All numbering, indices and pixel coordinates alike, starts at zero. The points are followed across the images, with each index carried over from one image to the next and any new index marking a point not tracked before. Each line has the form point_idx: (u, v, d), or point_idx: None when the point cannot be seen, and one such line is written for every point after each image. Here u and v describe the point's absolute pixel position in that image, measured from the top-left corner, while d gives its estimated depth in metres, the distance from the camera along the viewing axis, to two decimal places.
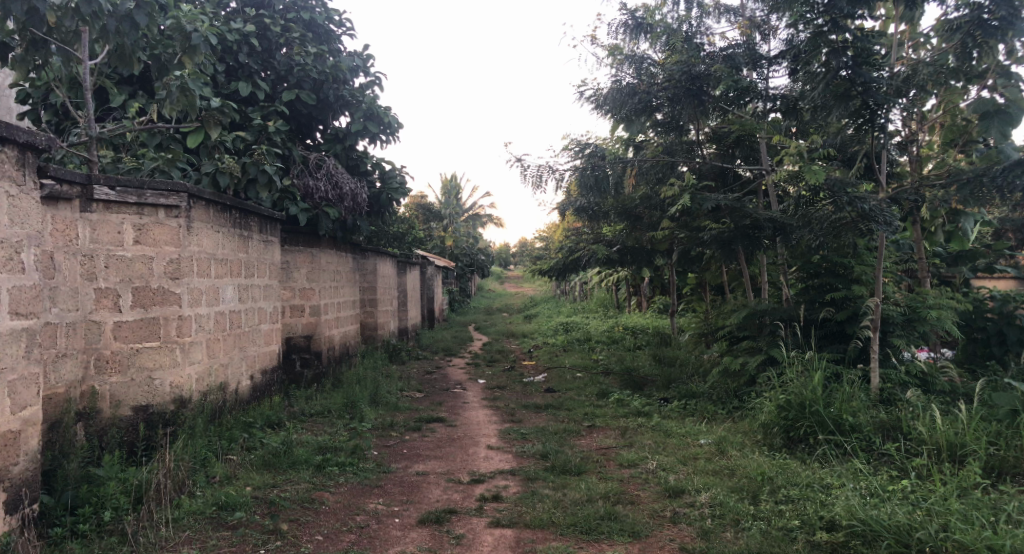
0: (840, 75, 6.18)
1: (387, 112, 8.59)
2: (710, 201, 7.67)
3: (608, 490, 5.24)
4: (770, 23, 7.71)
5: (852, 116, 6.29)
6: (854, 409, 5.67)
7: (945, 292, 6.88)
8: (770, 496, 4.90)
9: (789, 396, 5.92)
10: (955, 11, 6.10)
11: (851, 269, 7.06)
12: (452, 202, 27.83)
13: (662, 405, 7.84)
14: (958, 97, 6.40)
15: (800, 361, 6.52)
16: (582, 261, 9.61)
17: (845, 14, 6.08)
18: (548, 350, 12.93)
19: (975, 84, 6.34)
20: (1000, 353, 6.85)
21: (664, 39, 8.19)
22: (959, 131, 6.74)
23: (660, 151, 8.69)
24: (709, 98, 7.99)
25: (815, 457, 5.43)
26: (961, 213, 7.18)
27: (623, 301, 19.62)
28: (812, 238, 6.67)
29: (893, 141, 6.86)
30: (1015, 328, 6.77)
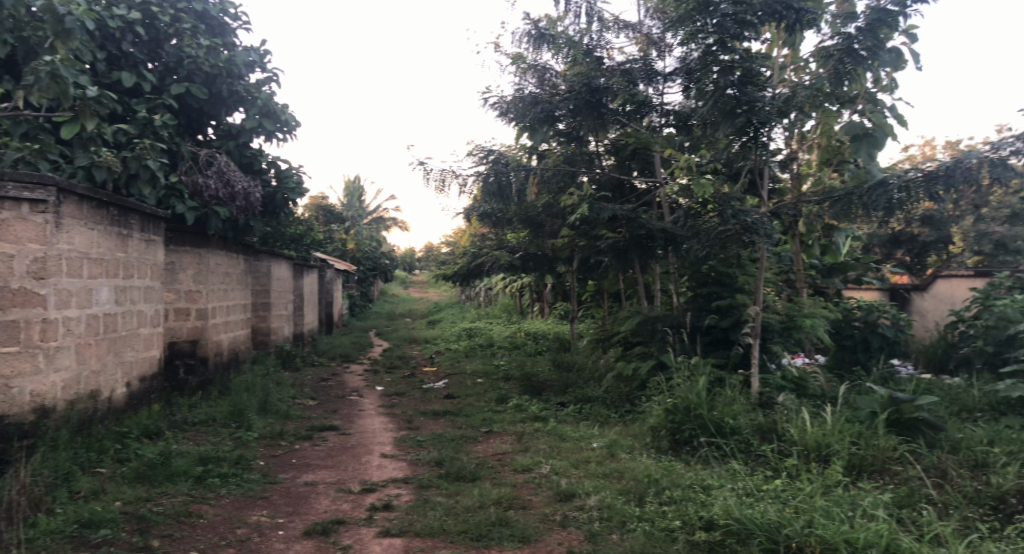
0: (727, 93, 6.44)
1: (284, 109, 8.42)
2: (606, 211, 7.83)
3: (501, 496, 5.26)
4: (666, 39, 7.92)
5: (738, 133, 6.52)
6: (735, 413, 5.92)
7: (819, 302, 7.32)
8: (655, 498, 5.04)
9: (676, 399, 6.12)
10: (830, 40, 6.51)
11: (735, 279, 7.38)
12: (354, 206, 27.44)
13: (558, 410, 7.95)
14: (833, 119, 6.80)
15: (687, 366, 6.75)
16: (485, 266, 9.79)
17: (733, 35, 6.44)
18: (449, 355, 12.90)
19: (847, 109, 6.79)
20: (865, 359, 7.36)
21: (565, 50, 8.35)
22: (834, 151, 7.09)
23: (561, 160, 8.80)
24: (608, 111, 8.07)
25: (698, 460, 5.63)
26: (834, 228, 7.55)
27: (525, 307, 19.85)
28: (700, 248, 6.94)
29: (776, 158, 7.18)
30: (877, 335, 7.37)
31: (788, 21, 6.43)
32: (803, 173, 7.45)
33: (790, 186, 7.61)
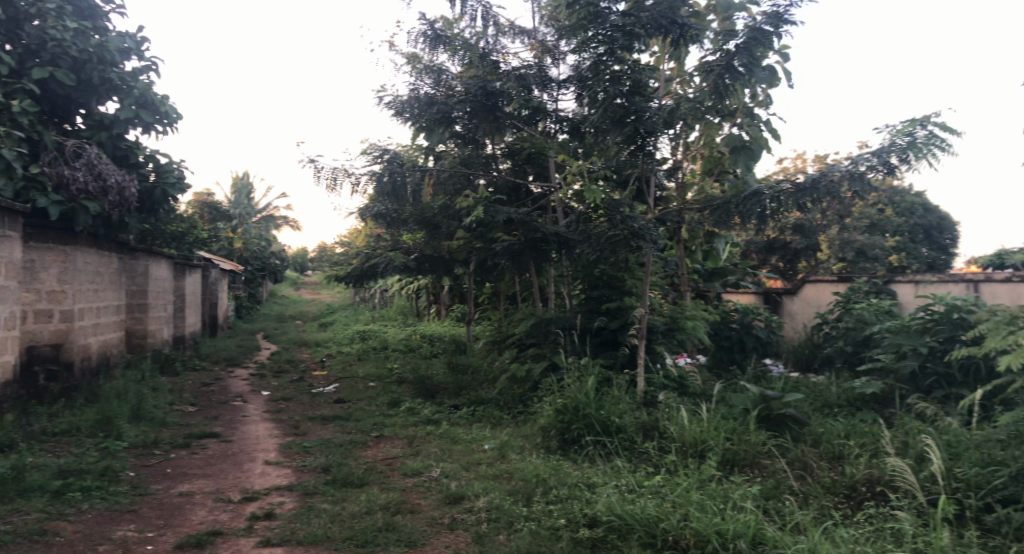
0: (617, 103, 6.60)
1: (164, 100, 7.99)
2: (501, 214, 7.83)
3: (388, 501, 5.18)
4: (559, 47, 8.06)
5: (626, 140, 6.71)
6: (621, 412, 6.06)
7: (701, 305, 7.63)
8: (542, 497, 5.09)
9: (566, 400, 6.21)
10: (712, 55, 6.78)
11: (624, 282, 7.57)
12: (242, 203, 26.46)
13: (451, 412, 7.90)
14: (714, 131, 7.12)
15: (577, 367, 6.86)
16: (379, 268, 9.63)
17: (622, 46, 6.56)
18: (342, 358, 12.63)
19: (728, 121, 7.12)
20: (741, 358, 7.77)
21: (461, 53, 8.38)
22: (715, 162, 7.33)
23: (457, 162, 8.81)
24: (504, 115, 8.06)
25: (585, 459, 5.73)
26: (715, 235, 7.86)
27: (422, 308, 19.71)
28: (591, 251, 7.05)
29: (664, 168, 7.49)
30: (752, 336, 7.80)
31: (673, 36, 6.63)
32: (687, 182, 7.81)
33: (675, 194, 7.92)
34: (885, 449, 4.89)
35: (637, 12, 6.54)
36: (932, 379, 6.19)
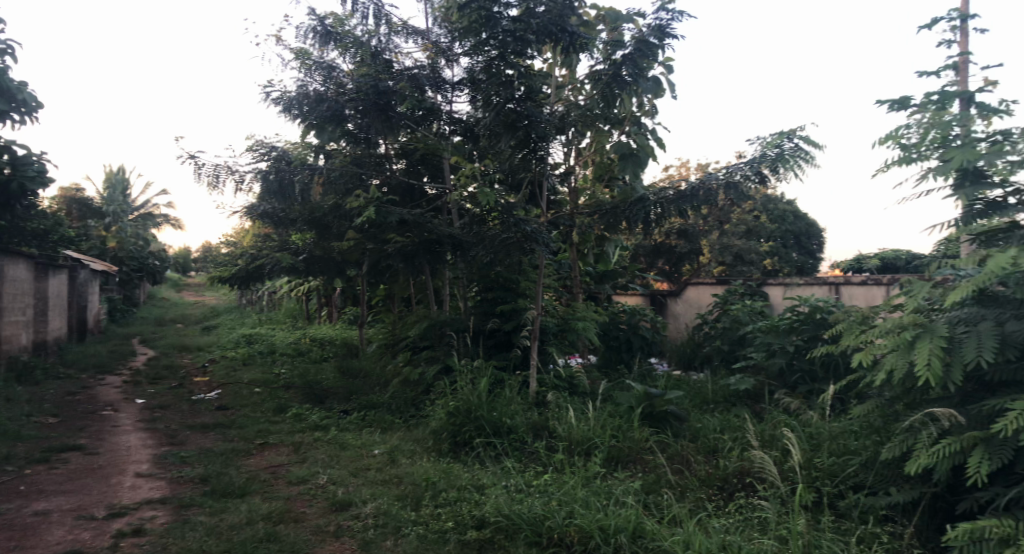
0: (509, 107, 6.60)
1: (22, 87, 7.41)
2: (394, 215, 7.55)
3: (270, 510, 4.98)
4: (453, 49, 7.94)
5: (519, 144, 6.75)
6: (512, 412, 6.08)
7: (592, 307, 7.79)
8: (431, 501, 5.03)
9: (458, 402, 6.18)
10: (601, 65, 6.94)
11: (518, 284, 7.62)
12: (116, 200, 24.96)
13: (340, 417, 7.70)
14: (605, 138, 7.33)
15: (469, 369, 6.84)
16: (265, 268, 9.31)
17: (514, 51, 6.59)
18: (226, 363, 12.10)
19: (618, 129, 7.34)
20: (628, 358, 8.02)
21: (352, 50, 8.17)
22: (604, 167, 7.56)
23: (349, 161, 8.58)
24: (396, 115, 7.88)
25: (475, 460, 5.71)
26: (606, 238, 8.00)
27: (312, 311, 19.18)
28: (484, 254, 7.03)
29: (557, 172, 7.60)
30: (639, 336, 8.10)
31: (563, 43, 6.68)
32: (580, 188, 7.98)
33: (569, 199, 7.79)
34: (747, 441, 5.14)
35: (527, 18, 6.59)
36: (798, 375, 6.65)
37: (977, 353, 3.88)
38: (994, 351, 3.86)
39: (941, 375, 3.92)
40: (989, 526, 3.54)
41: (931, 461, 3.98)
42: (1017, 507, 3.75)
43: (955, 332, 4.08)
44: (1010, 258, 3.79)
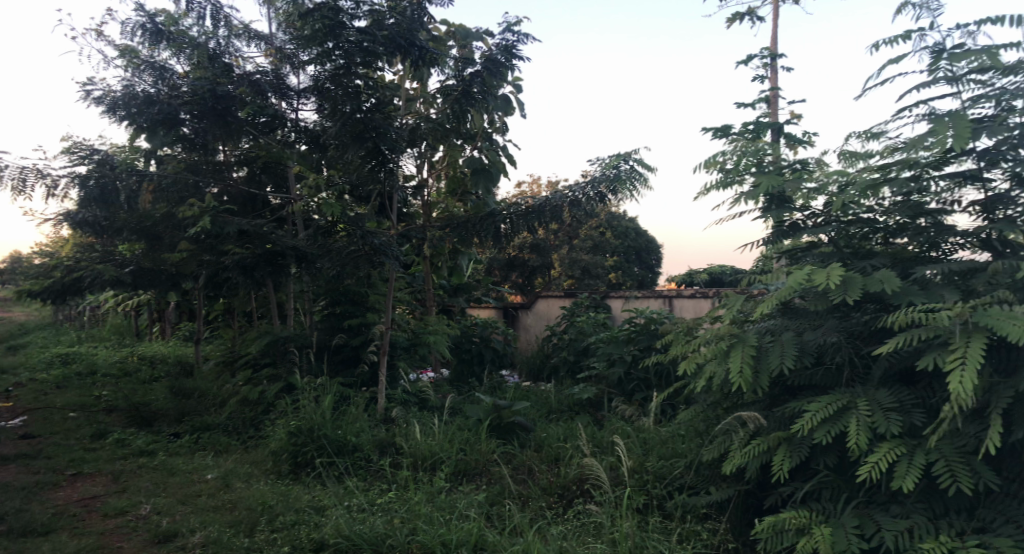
0: (356, 118, 6.50)
1: None
2: (231, 226, 7.21)
3: (81, 547, 4.59)
4: (299, 57, 7.63)
5: (367, 156, 6.60)
6: (357, 430, 5.97)
7: (442, 321, 7.81)
8: (266, 526, 4.82)
9: (300, 421, 5.99)
10: (449, 80, 6.99)
11: (367, 298, 7.51)
12: None
13: (169, 441, 7.21)
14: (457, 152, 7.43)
15: (313, 386, 6.65)
16: (84, 281, 8.16)
17: (360, 63, 6.50)
18: (38, 386, 11.02)
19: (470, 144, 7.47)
20: (480, 371, 8.17)
21: (187, 52, 7.75)
22: (458, 182, 7.68)
23: (182, 168, 8.08)
24: (236, 121, 7.57)
25: (315, 481, 5.54)
26: (459, 251, 8.02)
27: (143, 327, 17.92)
28: (331, 267, 6.82)
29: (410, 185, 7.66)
30: (490, 348, 8.27)
31: (412, 58, 6.71)
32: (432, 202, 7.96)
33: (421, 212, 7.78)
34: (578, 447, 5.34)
35: (374, 30, 6.47)
36: (635, 383, 7.01)
37: (780, 360, 4.23)
38: (795, 358, 4.23)
39: (750, 381, 4.24)
40: (788, 517, 3.89)
41: (744, 461, 4.34)
42: (813, 499, 4.13)
43: (763, 341, 4.44)
44: (806, 273, 4.17)
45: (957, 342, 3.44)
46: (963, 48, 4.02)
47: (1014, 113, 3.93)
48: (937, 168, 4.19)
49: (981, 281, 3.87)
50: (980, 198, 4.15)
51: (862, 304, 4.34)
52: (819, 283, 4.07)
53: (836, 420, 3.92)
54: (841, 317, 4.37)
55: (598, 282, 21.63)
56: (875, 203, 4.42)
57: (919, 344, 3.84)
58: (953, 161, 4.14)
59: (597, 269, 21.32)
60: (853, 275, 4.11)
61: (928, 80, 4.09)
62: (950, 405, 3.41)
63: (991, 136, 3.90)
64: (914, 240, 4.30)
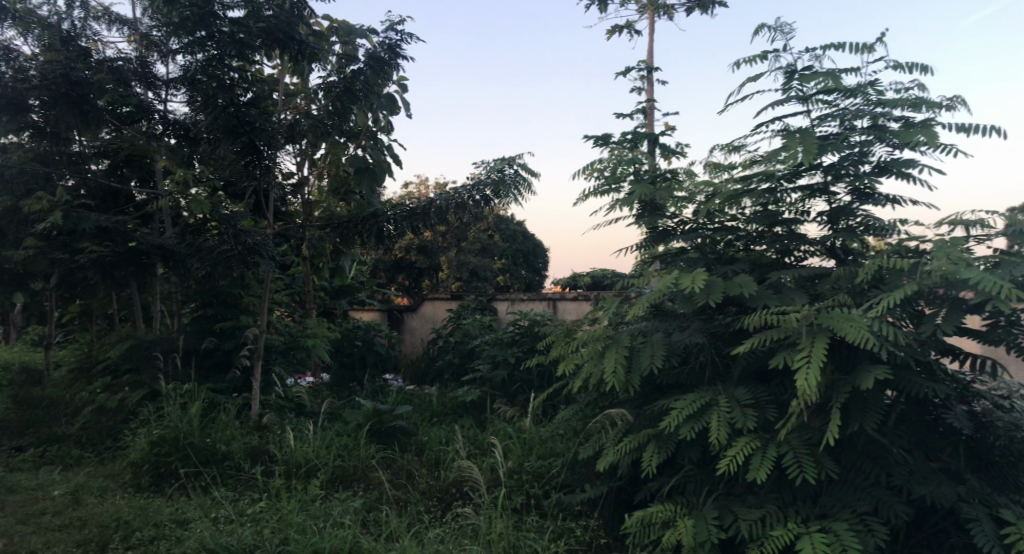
0: (228, 111, 6.19)
1: None
2: (85, 221, 6.72)
3: None
4: (167, 45, 7.19)
5: (241, 151, 6.34)
6: (227, 438, 5.74)
7: (323, 324, 7.65)
8: (121, 544, 4.55)
9: (164, 430, 5.70)
10: (329, 77, 6.84)
11: (240, 299, 7.20)
12: None
13: (13, 454, 6.66)
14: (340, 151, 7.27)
15: (180, 393, 6.35)
16: None
17: (233, 55, 6.26)
18: None
19: (354, 143, 7.30)
20: (361, 374, 8.08)
21: (36, 32, 7.21)
22: (341, 180, 7.52)
23: (30, 158, 7.30)
24: (93, 110, 7.01)
25: (179, 493, 5.28)
26: (342, 253, 7.85)
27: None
28: (199, 268, 6.44)
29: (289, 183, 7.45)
30: (373, 352, 8.18)
31: (291, 51, 6.49)
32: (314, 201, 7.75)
33: (301, 211, 7.65)
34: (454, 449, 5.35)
35: (249, 21, 6.25)
36: (519, 384, 7.12)
37: (650, 360, 4.38)
38: (664, 358, 4.40)
39: (623, 381, 4.38)
40: (656, 512, 4.05)
41: (616, 458, 4.49)
42: (678, 493, 4.33)
43: (635, 342, 4.60)
44: (674, 277, 4.35)
45: (804, 342, 3.70)
46: (812, 70, 4.34)
47: (855, 132, 4.28)
48: (790, 180, 4.49)
49: (827, 285, 4.18)
50: (827, 209, 4.48)
51: (725, 307, 4.58)
52: (685, 286, 4.25)
53: (699, 416, 4.12)
54: (707, 319, 4.60)
55: (485, 284, 21.79)
56: (737, 212, 4.71)
57: (773, 343, 4.10)
58: (803, 174, 4.45)
59: (484, 271, 21.50)
60: (715, 279, 4.34)
61: (783, 98, 4.39)
62: (798, 400, 3.67)
63: (836, 152, 4.23)
64: (771, 247, 4.58)
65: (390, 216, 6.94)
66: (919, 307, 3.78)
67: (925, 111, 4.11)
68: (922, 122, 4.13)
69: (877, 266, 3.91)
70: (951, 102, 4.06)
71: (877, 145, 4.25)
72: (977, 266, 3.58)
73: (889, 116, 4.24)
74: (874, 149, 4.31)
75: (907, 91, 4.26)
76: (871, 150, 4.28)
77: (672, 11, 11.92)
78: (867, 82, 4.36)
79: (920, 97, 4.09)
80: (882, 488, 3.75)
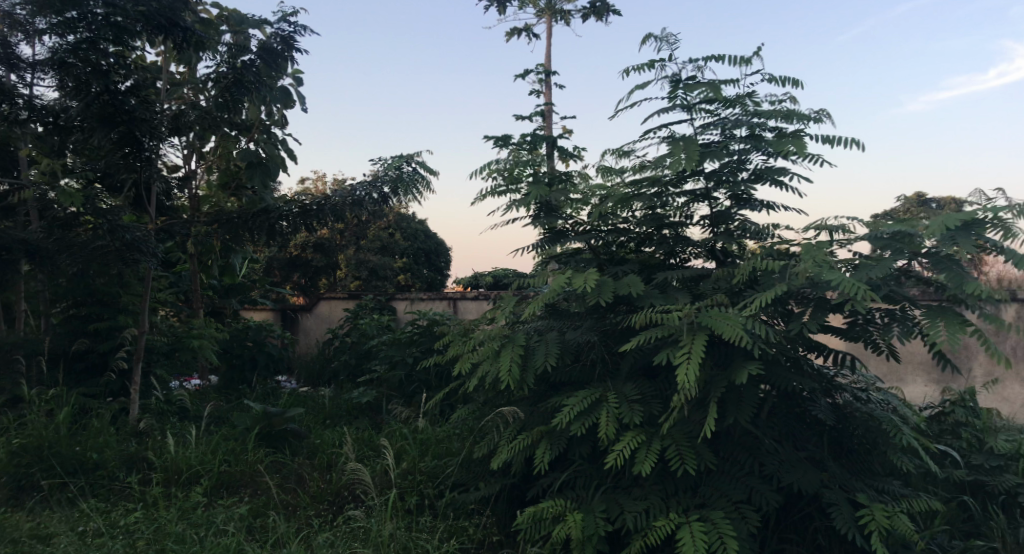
0: (101, 96, 5.85)
1: None
2: None
3: None
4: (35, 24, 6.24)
5: (117, 142, 6.03)
6: (101, 445, 5.44)
7: (210, 324, 7.36)
8: None
9: (27, 438, 5.33)
10: (216, 68, 6.59)
11: (118, 298, 6.74)
12: None
13: None
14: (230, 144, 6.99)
15: (48, 399, 5.96)
16: None
17: (107, 39, 5.89)
18: None
19: (245, 135, 7.03)
20: (251, 376, 7.83)
21: None
22: (232, 175, 7.28)
23: None
24: None
25: (44, 506, 4.95)
26: (232, 251, 7.58)
27: None
28: (70, 264, 6.13)
29: (174, 176, 7.11)
30: (264, 353, 7.95)
31: (175, 38, 6.18)
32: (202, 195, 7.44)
33: (189, 205, 7.34)
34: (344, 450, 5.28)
35: (127, 4, 5.92)
36: (416, 384, 7.07)
37: (544, 358, 4.46)
38: (557, 356, 4.48)
39: (517, 379, 4.43)
40: (547, 507, 4.12)
41: (509, 455, 4.55)
42: (568, 488, 4.42)
43: (530, 340, 4.67)
44: (567, 276, 4.44)
45: (686, 340, 3.85)
46: (695, 80, 4.53)
47: (734, 140, 4.50)
48: (676, 185, 4.67)
49: (708, 286, 4.39)
50: (709, 214, 4.70)
51: (616, 306, 4.69)
52: (577, 286, 4.33)
53: (589, 412, 4.24)
54: (599, 318, 4.70)
55: (385, 284, 21.56)
56: (628, 215, 4.84)
57: (657, 341, 4.27)
58: (688, 180, 4.63)
59: (383, 271, 21.25)
60: (606, 279, 4.47)
61: (668, 106, 4.56)
62: (679, 395, 3.83)
63: (716, 159, 4.45)
64: (658, 249, 4.76)
65: (283, 213, 6.82)
66: (789, 306, 4.04)
67: (795, 123, 4.38)
68: (792, 133, 4.39)
69: (752, 267, 4.13)
70: (817, 115, 4.34)
71: (753, 153, 4.49)
72: (839, 268, 3.85)
73: (764, 126, 4.49)
74: (751, 157, 4.55)
75: (780, 104, 4.52)
76: (748, 158, 4.53)
77: (568, 17, 12.16)
78: (744, 93, 4.60)
79: (791, 109, 4.36)
80: (755, 477, 3.97)
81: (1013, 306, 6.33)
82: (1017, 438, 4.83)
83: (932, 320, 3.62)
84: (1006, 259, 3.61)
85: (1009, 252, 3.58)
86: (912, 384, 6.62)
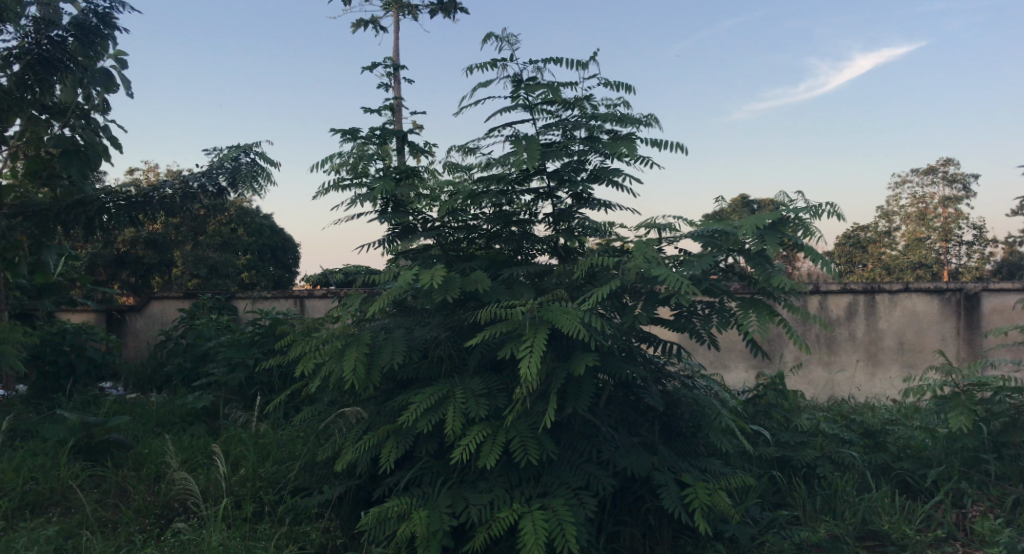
0: None
1: None
2: None
3: None
4: None
5: None
6: None
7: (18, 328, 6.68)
8: None
9: None
10: (14, 42, 6.02)
11: None
12: None
13: None
14: (40, 128, 6.36)
15: None
16: None
17: None
18: None
19: (58, 119, 6.39)
20: (67, 385, 7.20)
21: None
22: (41, 163, 6.58)
23: None
24: None
25: None
26: (43, 247, 6.81)
27: None
28: None
29: None
30: (83, 359, 7.33)
31: None
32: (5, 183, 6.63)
33: None
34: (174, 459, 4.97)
35: None
36: (256, 387, 6.77)
37: (390, 355, 4.39)
38: (403, 354, 4.44)
39: (362, 379, 4.35)
40: (391, 506, 4.08)
41: (354, 456, 4.46)
42: (413, 485, 4.40)
43: (377, 338, 4.59)
44: (413, 273, 4.40)
45: (528, 334, 3.94)
46: (536, 81, 4.63)
47: (574, 141, 4.65)
48: (521, 183, 4.74)
49: (550, 280, 4.52)
50: (553, 212, 4.82)
51: (463, 302, 4.70)
52: (423, 282, 4.29)
53: (436, 409, 4.24)
54: (446, 314, 4.70)
55: (227, 282, 20.54)
56: (476, 212, 4.86)
57: (502, 335, 4.34)
58: (532, 179, 4.72)
59: (224, 268, 20.26)
60: (452, 276, 4.48)
61: (511, 105, 4.63)
62: (521, 388, 3.92)
63: (557, 159, 4.58)
64: (504, 245, 4.82)
65: (105, 202, 6.44)
66: (623, 299, 4.24)
67: (628, 127, 4.59)
68: (626, 136, 4.59)
69: (590, 264, 4.30)
70: (648, 120, 4.57)
71: (592, 154, 4.65)
72: (667, 264, 4.08)
73: (600, 128, 4.67)
74: (589, 158, 4.73)
75: (614, 107, 4.71)
76: (587, 159, 4.69)
77: (416, 12, 12.10)
78: (582, 97, 4.76)
79: (624, 113, 4.56)
80: (592, 464, 4.14)
81: (815, 298, 7.04)
82: (817, 417, 5.34)
83: (745, 311, 3.93)
84: (805, 255, 3.97)
85: (808, 248, 3.93)
86: (734, 369, 7.24)
